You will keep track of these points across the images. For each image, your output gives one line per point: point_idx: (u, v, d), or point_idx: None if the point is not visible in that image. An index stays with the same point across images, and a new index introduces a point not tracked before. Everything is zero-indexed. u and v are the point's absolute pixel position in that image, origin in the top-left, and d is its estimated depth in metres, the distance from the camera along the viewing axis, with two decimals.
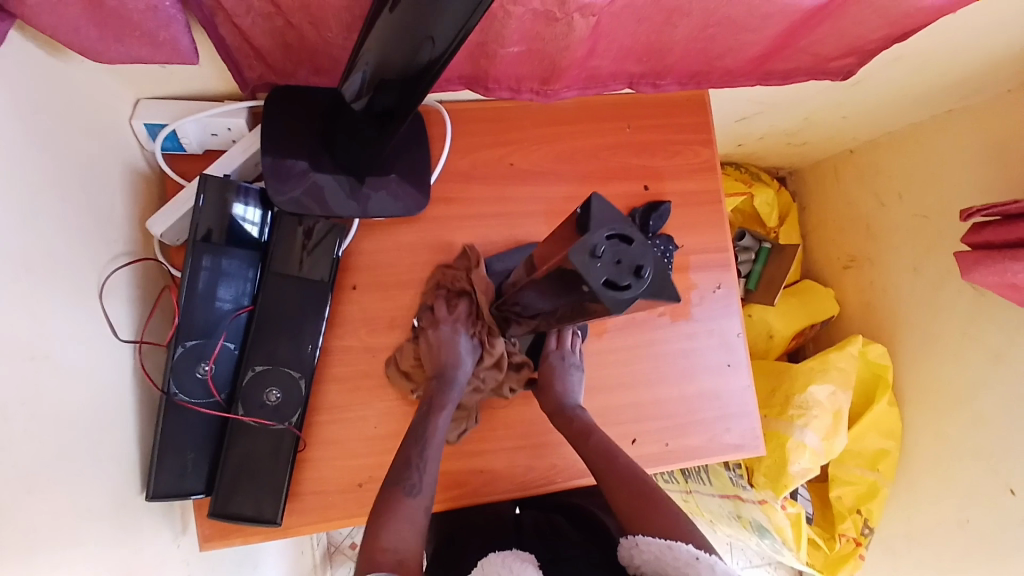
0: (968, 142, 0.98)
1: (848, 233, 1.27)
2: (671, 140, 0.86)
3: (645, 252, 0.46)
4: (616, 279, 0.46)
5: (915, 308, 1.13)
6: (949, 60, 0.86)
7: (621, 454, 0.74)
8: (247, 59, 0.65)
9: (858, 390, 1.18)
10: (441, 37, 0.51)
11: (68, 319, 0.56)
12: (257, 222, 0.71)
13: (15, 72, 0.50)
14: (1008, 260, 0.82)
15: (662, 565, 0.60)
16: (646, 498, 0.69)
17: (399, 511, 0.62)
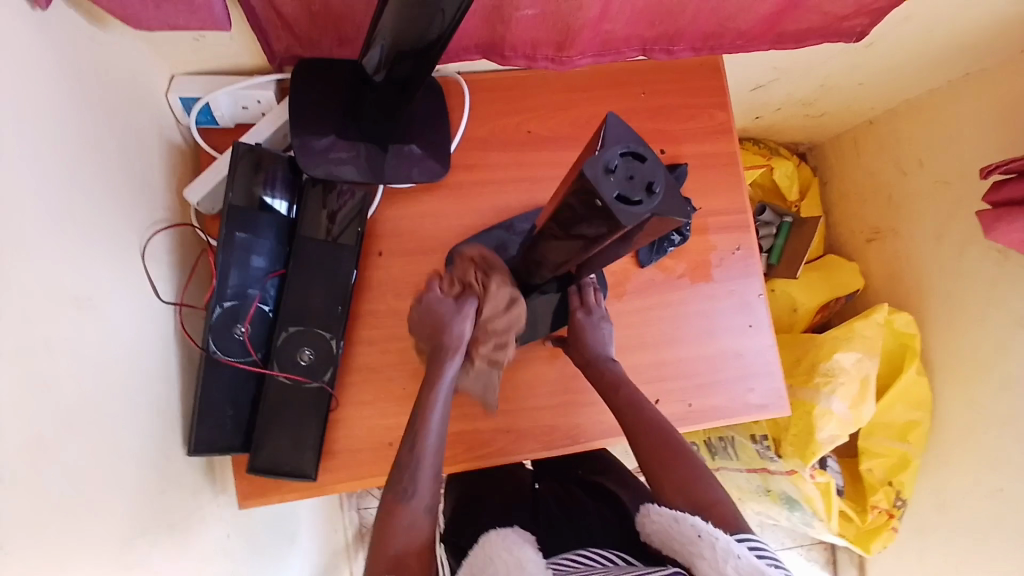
0: (994, 103, 0.97)
1: (870, 205, 1.26)
2: (687, 105, 0.87)
3: (659, 168, 0.42)
4: (629, 194, 0.42)
5: (941, 276, 1.11)
6: (963, 19, 0.85)
7: (648, 407, 0.74)
8: (275, 31, 0.69)
9: (884, 362, 1.16)
10: (451, 2, 0.54)
11: (111, 274, 0.60)
12: (285, 210, 0.74)
13: (62, 39, 0.54)
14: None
15: (670, 538, 0.61)
16: (659, 457, 0.69)
17: (394, 520, 0.63)
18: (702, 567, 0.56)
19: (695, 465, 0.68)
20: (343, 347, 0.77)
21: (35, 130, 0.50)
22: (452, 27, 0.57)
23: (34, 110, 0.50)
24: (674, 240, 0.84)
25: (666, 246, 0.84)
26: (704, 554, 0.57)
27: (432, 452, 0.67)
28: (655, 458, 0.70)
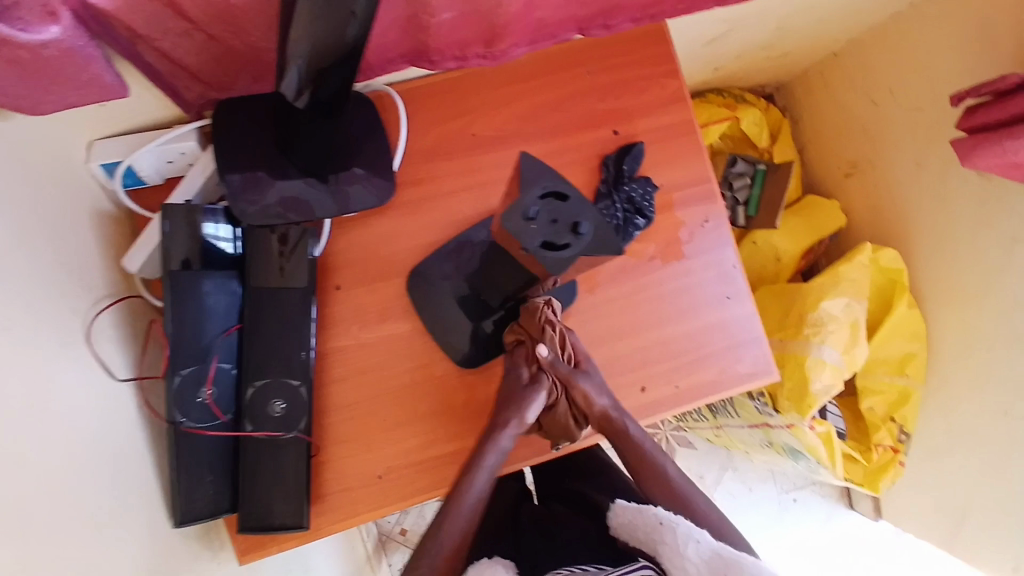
0: (962, 22, 0.91)
1: (844, 138, 1.22)
2: (636, 79, 0.82)
3: (581, 207, 0.55)
4: (555, 238, 0.55)
5: (925, 206, 1.08)
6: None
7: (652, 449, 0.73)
8: (182, 80, 0.63)
9: (875, 297, 1.14)
10: (361, 4, 0.51)
11: (63, 374, 0.58)
12: (230, 236, 0.72)
13: None
14: (1012, 140, 0.76)
15: (635, 528, 0.65)
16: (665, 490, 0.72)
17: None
18: (664, 551, 0.60)
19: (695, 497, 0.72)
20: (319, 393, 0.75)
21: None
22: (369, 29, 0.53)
23: None
24: (639, 223, 0.81)
25: (632, 232, 0.80)
26: (664, 540, 0.61)
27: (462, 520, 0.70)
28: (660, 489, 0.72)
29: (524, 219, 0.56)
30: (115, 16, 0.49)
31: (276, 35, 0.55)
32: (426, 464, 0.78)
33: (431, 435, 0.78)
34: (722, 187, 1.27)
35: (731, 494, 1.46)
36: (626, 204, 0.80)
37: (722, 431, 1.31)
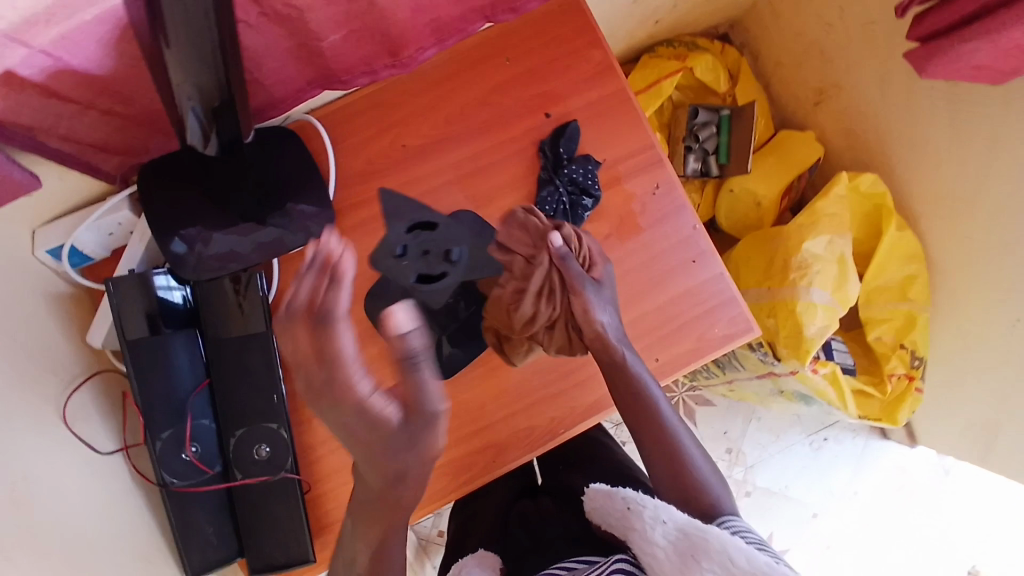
0: None
1: (806, 65, 1.16)
2: (558, 56, 0.80)
3: (446, 229, 0.79)
4: (426, 267, 0.79)
5: (899, 120, 1.02)
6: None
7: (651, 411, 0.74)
8: (98, 155, 0.63)
9: (863, 224, 1.10)
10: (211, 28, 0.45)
11: (38, 462, 0.60)
12: (183, 287, 0.73)
13: None
14: (964, 40, 0.70)
15: (608, 513, 0.67)
16: (656, 453, 0.73)
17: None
18: (635, 541, 0.60)
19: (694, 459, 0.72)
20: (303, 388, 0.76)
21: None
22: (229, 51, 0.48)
23: None
24: (586, 204, 0.79)
25: (580, 214, 0.80)
26: (633, 526, 0.62)
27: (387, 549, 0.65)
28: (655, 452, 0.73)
29: (393, 260, 0.78)
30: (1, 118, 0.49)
31: (160, 90, 0.53)
32: None
33: None
34: (689, 140, 1.23)
35: (759, 445, 1.42)
36: (571, 186, 0.79)
37: (734, 385, 1.28)
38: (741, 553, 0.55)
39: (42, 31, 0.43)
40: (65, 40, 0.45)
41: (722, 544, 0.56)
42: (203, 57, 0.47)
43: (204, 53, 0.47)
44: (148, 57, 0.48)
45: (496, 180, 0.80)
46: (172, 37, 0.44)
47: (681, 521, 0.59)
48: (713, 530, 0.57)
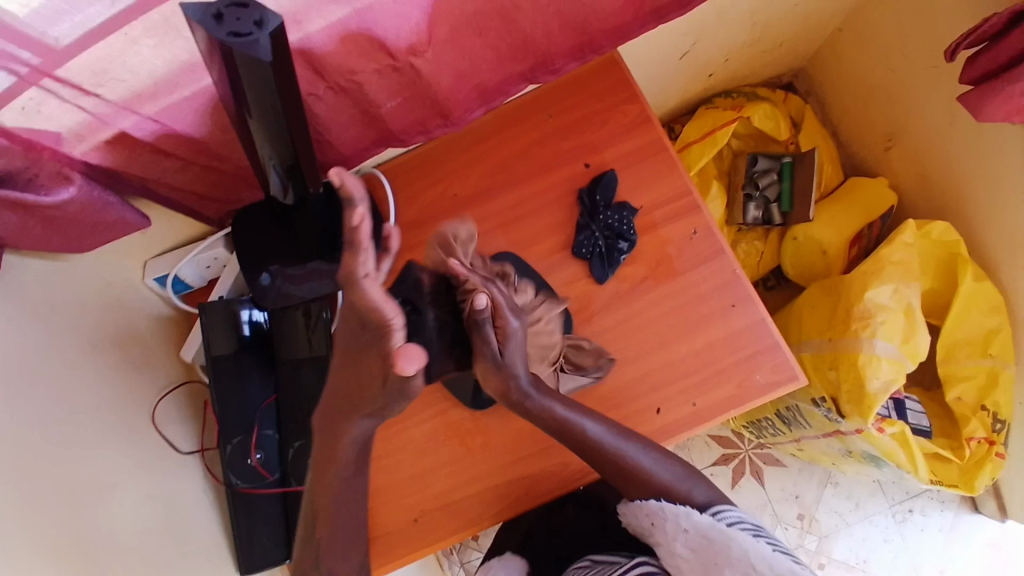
0: None
1: (874, 112, 1.13)
2: (597, 111, 0.86)
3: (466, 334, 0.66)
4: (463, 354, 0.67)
5: (973, 163, 0.97)
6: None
7: (606, 438, 0.72)
8: (201, 204, 0.77)
9: (937, 272, 1.04)
10: (281, 108, 0.56)
11: (129, 454, 0.72)
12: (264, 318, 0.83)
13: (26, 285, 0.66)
14: (1012, 82, 0.67)
15: (631, 523, 0.73)
16: (609, 469, 0.72)
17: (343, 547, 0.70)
18: (660, 551, 0.69)
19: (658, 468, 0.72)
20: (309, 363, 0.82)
21: (13, 371, 0.60)
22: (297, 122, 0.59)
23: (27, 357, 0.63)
24: (622, 247, 0.83)
25: (616, 257, 0.83)
26: (659, 541, 0.69)
27: (339, 536, 0.69)
28: (608, 471, 0.73)
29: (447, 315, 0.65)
30: (120, 170, 0.63)
31: (246, 150, 0.65)
32: (455, 505, 0.83)
33: (455, 478, 0.84)
34: (748, 188, 1.22)
35: (836, 512, 1.30)
36: (606, 231, 0.83)
37: (802, 444, 1.19)
38: (762, 560, 0.65)
39: (151, 103, 0.55)
40: (169, 110, 0.57)
41: (743, 550, 0.65)
42: (275, 120, 0.58)
43: (276, 117, 0.57)
44: (235, 122, 0.60)
45: (536, 225, 0.86)
46: (255, 110, 0.55)
47: (704, 527, 0.67)
48: (737, 537, 0.66)
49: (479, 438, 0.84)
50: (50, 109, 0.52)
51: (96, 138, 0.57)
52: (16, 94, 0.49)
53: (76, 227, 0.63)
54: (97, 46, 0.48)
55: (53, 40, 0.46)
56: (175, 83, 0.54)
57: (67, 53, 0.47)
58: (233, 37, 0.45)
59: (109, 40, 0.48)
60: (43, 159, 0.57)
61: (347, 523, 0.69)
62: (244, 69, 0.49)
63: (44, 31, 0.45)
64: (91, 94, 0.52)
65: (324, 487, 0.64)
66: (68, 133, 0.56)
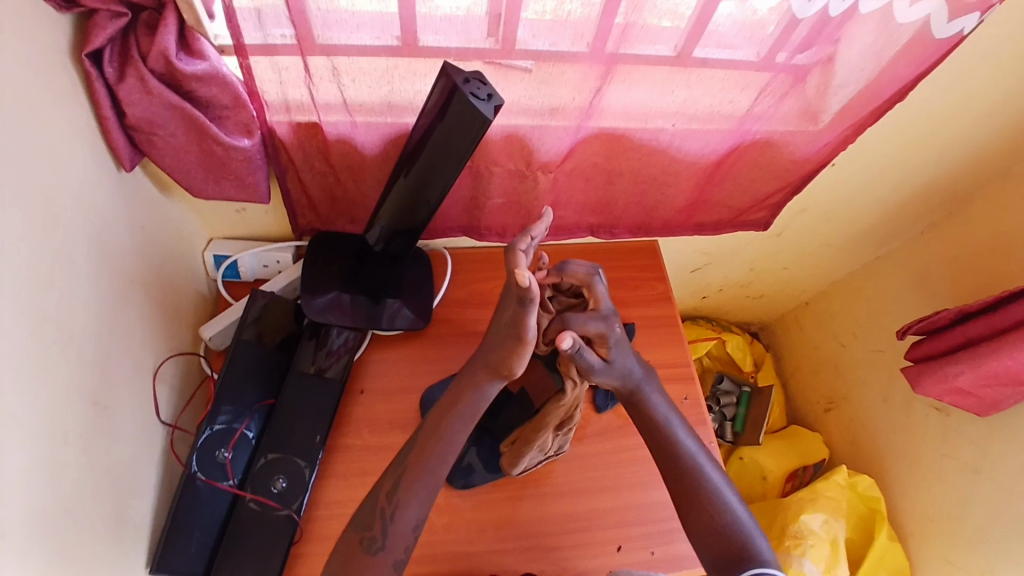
0: (903, 278, 1.11)
1: (821, 376, 1.37)
2: (632, 277, 1.05)
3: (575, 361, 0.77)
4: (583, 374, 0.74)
5: (896, 437, 1.17)
6: (851, 209, 1.05)
7: (707, 467, 0.72)
8: (303, 210, 0.86)
9: (857, 525, 1.18)
10: (432, 190, 0.73)
11: (123, 389, 0.70)
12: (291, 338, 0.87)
13: (132, 196, 0.71)
14: (946, 366, 0.90)
15: None
16: (694, 497, 0.70)
17: (410, 499, 0.65)
18: None
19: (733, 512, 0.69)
20: (325, 380, 0.85)
21: (85, 260, 0.63)
22: (434, 206, 0.76)
23: (100, 260, 0.66)
24: None
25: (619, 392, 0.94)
26: None
27: (421, 493, 0.65)
28: (693, 504, 0.70)
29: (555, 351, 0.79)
30: (286, 149, 0.74)
31: (379, 197, 0.80)
32: None
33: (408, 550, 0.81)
34: (711, 401, 1.40)
35: None
36: None
37: None
38: None
39: (363, 114, 0.70)
40: (367, 125, 0.72)
41: None
42: (436, 173, 0.70)
43: (437, 173, 0.70)
44: (391, 170, 0.76)
45: None
46: (412, 173, 0.71)
47: None
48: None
49: (445, 516, 0.84)
50: (290, 77, 0.65)
51: (295, 116, 0.70)
52: (279, 53, 0.63)
53: (220, 169, 0.71)
54: (367, 57, 0.64)
55: (329, 38, 0.62)
56: (388, 110, 0.70)
57: (342, 50, 0.63)
58: (470, 95, 0.60)
59: (378, 58, 0.64)
60: (245, 110, 0.67)
61: (425, 487, 0.66)
62: (449, 117, 0.63)
63: (322, 29, 0.61)
64: (328, 82, 0.66)
65: (440, 428, 0.68)
66: (280, 102, 0.68)
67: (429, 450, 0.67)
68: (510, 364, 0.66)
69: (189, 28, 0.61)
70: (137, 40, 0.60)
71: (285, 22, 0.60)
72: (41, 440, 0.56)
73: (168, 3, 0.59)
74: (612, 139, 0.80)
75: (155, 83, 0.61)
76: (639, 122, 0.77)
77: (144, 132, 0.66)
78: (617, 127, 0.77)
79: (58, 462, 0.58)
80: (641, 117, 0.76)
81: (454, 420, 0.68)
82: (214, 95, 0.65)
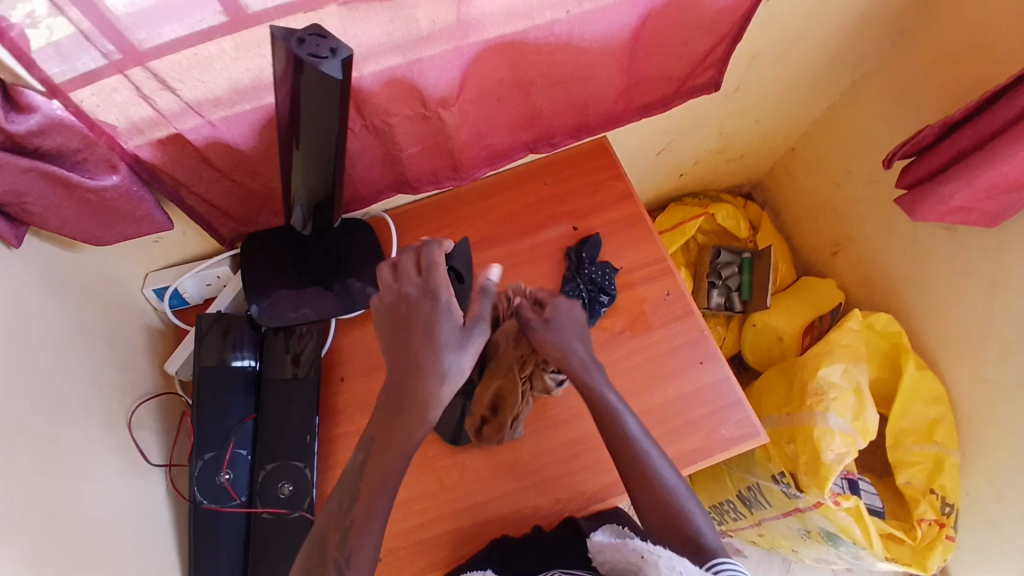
0: (885, 98, 1.00)
1: (820, 220, 1.29)
2: (587, 184, 0.97)
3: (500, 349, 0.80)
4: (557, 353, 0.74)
5: (908, 265, 1.11)
6: (812, 40, 0.92)
7: (651, 450, 0.73)
8: (217, 218, 0.81)
9: (883, 363, 1.15)
10: (328, 154, 0.65)
11: (100, 450, 0.70)
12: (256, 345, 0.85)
13: (34, 261, 0.68)
14: (942, 185, 0.81)
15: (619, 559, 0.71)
16: (641, 477, 0.73)
17: (364, 531, 0.63)
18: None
19: (674, 488, 0.73)
20: (300, 377, 0.84)
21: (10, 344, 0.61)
22: (340, 171, 0.69)
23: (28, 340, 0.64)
24: (604, 300, 0.90)
25: (598, 309, 0.90)
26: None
27: (375, 521, 0.64)
28: (640, 481, 0.73)
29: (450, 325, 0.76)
30: (163, 169, 0.68)
31: (281, 177, 0.72)
32: (425, 542, 0.81)
33: (428, 513, 0.83)
34: (712, 277, 1.35)
35: None
36: (590, 285, 0.90)
37: (762, 528, 1.17)
38: None
39: (215, 110, 0.63)
40: (228, 119, 0.65)
41: None
42: (321, 155, 0.65)
43: (324, 139, 0.62)
44: (281, 143, 0.66)
45: (528, 275, 0.94)
46: (302, 143, 0.63)
47: None
48: None
49: (455, 473, 0.84)
50: (122, 98, 0.58)
51: (151, 134, 0.63)
52: (99, 77, 0.55)
53: (108, 214, 0.67)
54: (179, 52, 0.55)
55: (140, 42, 0.53)
56: (241, 97, 0.63)
57: (151, 55, 0.55)
58: (312, 59, 0.52)
59: (203, 47, 0.56)
60: (100, 144, 0.61)
61: (375, 513, 0.64)
62: (304, 89, 0.55)
63: (137, 31, 0.52)
64: (164, 90, 0.59)
65: (371, 461, 0.64)
66: (127, 125, 0.61)
67: (367, 486, 0.64)
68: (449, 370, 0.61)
69: (8, 84, 0.54)
70: None
71: (88, 45, 0.52)
72: (29, 529, 0.57)
73: None
74: (508, 49, 0.70)
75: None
76: (527, 21, 0.67)
77: (15, 205, 0.60)
78: (504, 33, 0.68)
79: (51, 545, 0.59)
80: (527, 14, 0.66)
81: (388, 445, 0.63)
82: (63, 143, 0.59)
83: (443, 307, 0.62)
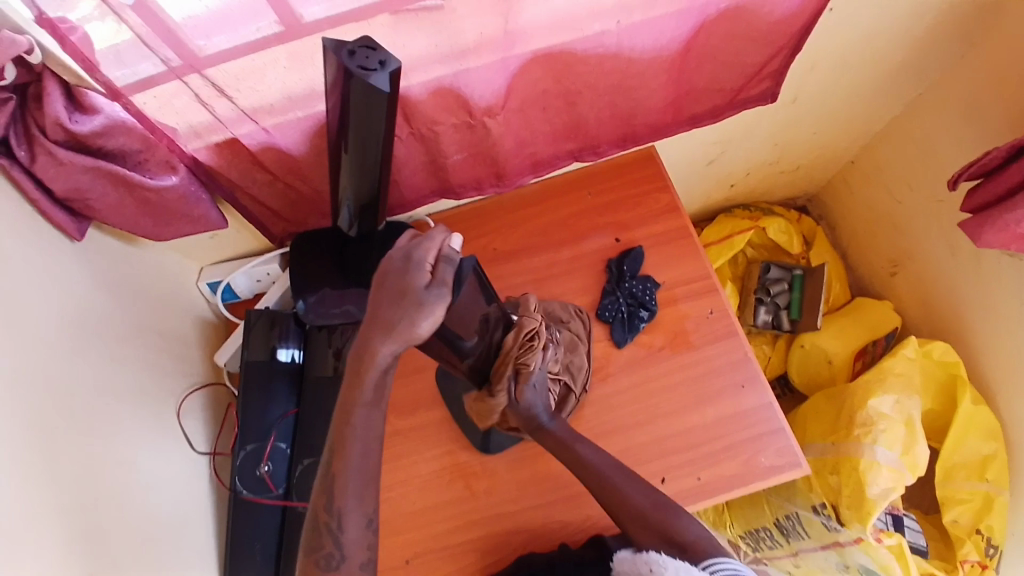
0: (955, 113, 0.93)
1: (880, 237, 1.22)
2: (632, 195, 0.96)
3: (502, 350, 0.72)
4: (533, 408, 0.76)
5: (971, 291, 1.04)
6: (878, 49, 0.87)
7: (615, 473, 0.74)
8: (270, 219, 0.84)
9: (937, 394, 1.08)
10: (374, 153, 0.63)
11: (145, 438, 0.74)
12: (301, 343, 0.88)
13: (95, 255, 0.72)
14: (1010, 213, 0.76)
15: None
16: (613, 498, 0.73)
17: (347, 502, 0.58)
18: None
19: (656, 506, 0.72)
20: (339, 375, 0.86)
21: (68, 337, 0.66)
22: (386, 172, 0.68)
23: (83, 331, 0.68)
24: (643, 315, 0.89)
25: (637, 324, 0.89)
26: None
27: (357, 490, 0.58)
28: (614, 501, 0.73)
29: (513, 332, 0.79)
30: (219, 172, 0.71)
31: (328, 177, 0.73)
32: (450, 548, 0.82)
33: (454, 520, 0.83)
34: (760, 293, 1.30)
35: None
36: (629, 299, 0.90)
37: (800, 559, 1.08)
38: None
39: (268, 117, 0.65)
40: (280, 126, 0.67)
41: None
42: (367, 163, 0.66)
43: (371, 144, 0.62)
44: (330, 146, 0.67)
45: (567, 286, 0.93)
46: (350, 144, 0.63)
47: None
48: None
49: (483, 481, 0.85)
50: (181, 103, 0.61)
51: (208, 138, 0.66)
52: (157, 82, 0.58)
53: (163, 213, 0.70)
54: (234, 61, 0.57)
55: (198, 49, 0.55)
56: (294, 105, 0.64)
57: (208, 62, 0.57)
58: (362, 72, 0.53)
59: (255, 57, 0.57)
60: (159, 146, 0.65)
61: (357, 485, 0.58)
62: (354, 100, 0.56)
63: (197, 39, 0.54)
64: (220, 97, 0.61)
65: (351, 426, 0.57)
66: (187, 130, 0.64)
67: (349, 450, 0.57)
68: (411, 324, 0.53)
69: (73, 86, 0.60)
70: (33, 116, 0.59)
71: (146, 51, 0.55)
72: (75, 514, 0.61)
73: (42, 72, 0.57)
74: (554, 59, 0.69)
75: (62, 152, 0.59)
76: (573, 32, 0.66)
77: (78, 201, 0.65)
78: (550, 43, 0.67)
79: (96, 528, 0.63)
80: (574, 25, 0.65)
81: (359, 407, 0.56)
82: (124, 143, 0.64)
83: (420, 264, 0.55)
